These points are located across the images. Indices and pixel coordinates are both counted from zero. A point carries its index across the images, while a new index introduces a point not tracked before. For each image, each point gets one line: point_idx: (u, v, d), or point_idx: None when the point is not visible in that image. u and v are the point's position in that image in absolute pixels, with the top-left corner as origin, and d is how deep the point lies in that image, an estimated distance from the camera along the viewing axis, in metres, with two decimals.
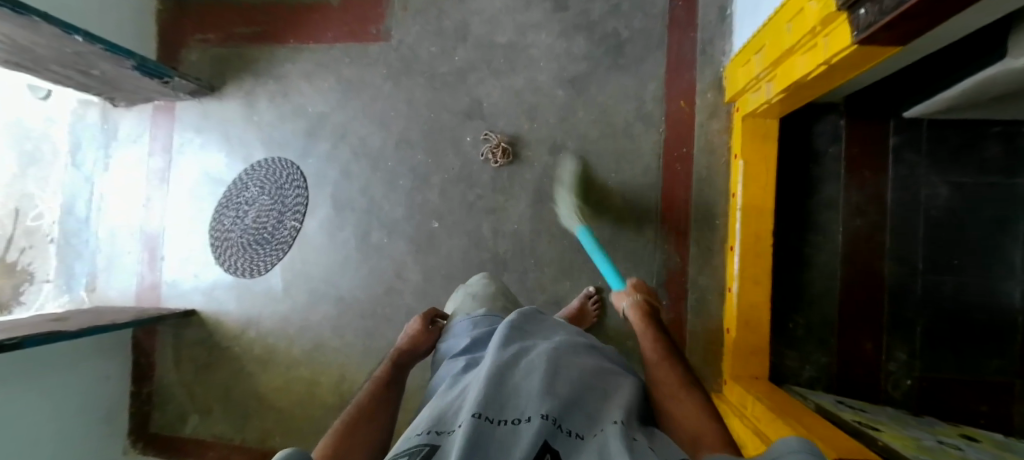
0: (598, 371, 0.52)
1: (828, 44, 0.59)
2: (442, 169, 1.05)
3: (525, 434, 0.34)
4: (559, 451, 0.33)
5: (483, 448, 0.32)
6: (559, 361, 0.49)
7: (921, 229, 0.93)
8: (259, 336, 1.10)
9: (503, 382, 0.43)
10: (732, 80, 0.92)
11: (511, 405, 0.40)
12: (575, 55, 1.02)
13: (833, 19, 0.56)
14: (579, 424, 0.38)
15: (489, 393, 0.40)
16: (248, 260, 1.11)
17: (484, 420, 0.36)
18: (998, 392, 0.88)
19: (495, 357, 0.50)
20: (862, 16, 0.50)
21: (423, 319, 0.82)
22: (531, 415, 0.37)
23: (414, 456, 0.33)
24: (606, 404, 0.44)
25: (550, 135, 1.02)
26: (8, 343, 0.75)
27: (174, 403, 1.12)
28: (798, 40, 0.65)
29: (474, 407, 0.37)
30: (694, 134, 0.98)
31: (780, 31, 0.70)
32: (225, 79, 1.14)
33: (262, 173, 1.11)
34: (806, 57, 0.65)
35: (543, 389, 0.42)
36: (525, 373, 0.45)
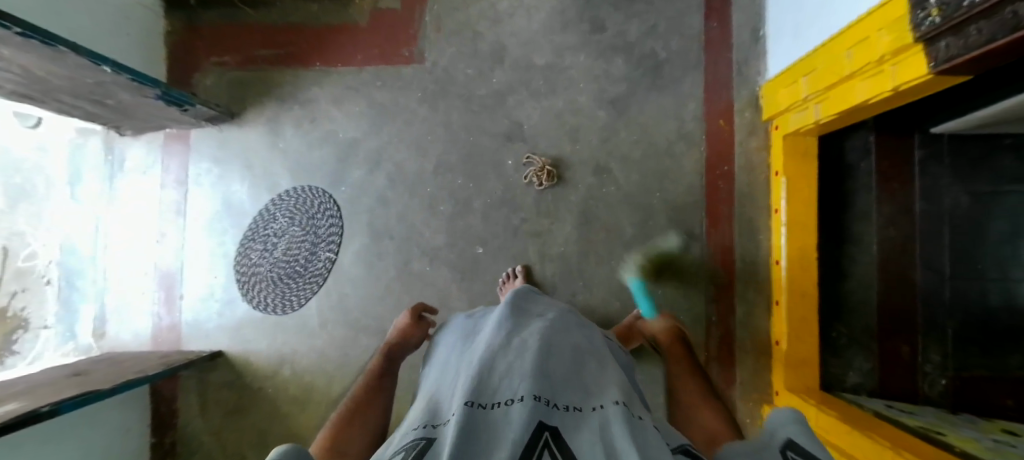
0: (583, 347, 0.56)
1: (898, 72, 0.58)
2: (485, 193, 1.03)
3: (515, 415, 0.36)
4: (557, 427, 0.36)
5: (477, 433, 0.34)
6: (548, 341, 0.53)
7: (947, 238, 0.97)
8: (294, 374, 1.04)
9: (496, 367, 0.46)
10: (771, 99, 0.94)
11: (504, 386, 0.43)
12: (614, 76, 1.02)
13: (906, 50, 0.54)
14: (563, 396, 0.42)
15: (483, 380, 0.43)
16: (278, 296, 1.05)
17: (478, 407, 0.38)
18: (1020, 386, 0.89)
19: (488, 345, 0.53)
20: (941, 49, 0.47)
21: (411, 314, 0.84)
22: (522, 396, 0.40)
23: (414, 446, 0.35)
24: (597, 377, 0.49)
25: (593, 156, 1.02)
26: (45, 410, 0.70)
27: (202, 451, 1.05)
28: (861, 67, 0.64)
29: (467, 396, 0.40)
30: (734, 153, 1.01)
31: (838, 59, 0.70)
32: (244, 105, 1.08)
33: (290, 202, 1.06)
34: (867, 83, 0.65)
35: (534, 367, 0.45)
36: (516, 355, 0.49)
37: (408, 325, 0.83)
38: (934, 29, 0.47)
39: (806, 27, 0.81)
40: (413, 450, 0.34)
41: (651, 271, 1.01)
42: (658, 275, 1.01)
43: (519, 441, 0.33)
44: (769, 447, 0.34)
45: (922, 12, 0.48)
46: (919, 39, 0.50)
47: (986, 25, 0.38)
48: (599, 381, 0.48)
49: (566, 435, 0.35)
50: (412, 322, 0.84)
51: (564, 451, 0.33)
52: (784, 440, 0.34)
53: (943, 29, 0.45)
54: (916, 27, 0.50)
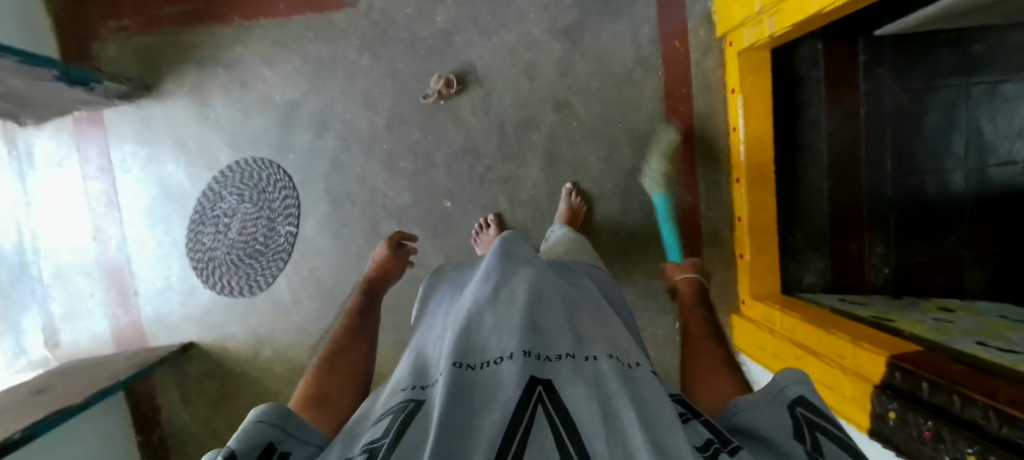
0: (574, 297, 0.54)
1: None
2: (445, 145, 0.98)
3: (507, 374, 0.36)
4: (551, 380, 0.35)
5: (469, 395, 0.34)
6: (537, 289, 0.50)
7: (890, 135, 1.04)
8: (276, 354, 1.02)
9: (481, 325, 0.45)
10: (724, 13, 0.92)
11: (492, 343, 0.42)
12: (565, 3, 0.96)
13: None
14: (553, 346, 0.41)
15: (470, 341, 0.42)
16: (243, 278, 1.00)
17: (466, 368, 0.37)
18: (955, 265, 1.05)
19: (474, 301, 0.50)
20: None
21: (389, 245, 0.82)
22: (512, 352, 0.39)
23: (403, 408, 0.35)
24: (589, 324, 0.48)
25: (552, 92, 0.98)
26: (16, 437, 0.67)
27: (195, 442, 1.03)
28: None
29: (454, 357, 0.39)
30: (691, 75, 1.00)
31: None
32: (160, 75, 0.96)
33: (236, 178, 0.98)
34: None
35: (523, 323, 0.43)
36: (503, 312, 0.46)
37: (385, 256, 0.82)
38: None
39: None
40: (402, 414, 0.33)
41: (620, 203, 1.03)
42: (628, 206, 1.03)
43: (510, 401, 0.32)
44: (779, 401, 0.36)
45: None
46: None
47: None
48: (589, 329, 0.47)
49: (559, 385, 0.34)
50: (388, 252, 0.82)
51: (558, 406, 0.32)
52: (794, 394, 0.36)
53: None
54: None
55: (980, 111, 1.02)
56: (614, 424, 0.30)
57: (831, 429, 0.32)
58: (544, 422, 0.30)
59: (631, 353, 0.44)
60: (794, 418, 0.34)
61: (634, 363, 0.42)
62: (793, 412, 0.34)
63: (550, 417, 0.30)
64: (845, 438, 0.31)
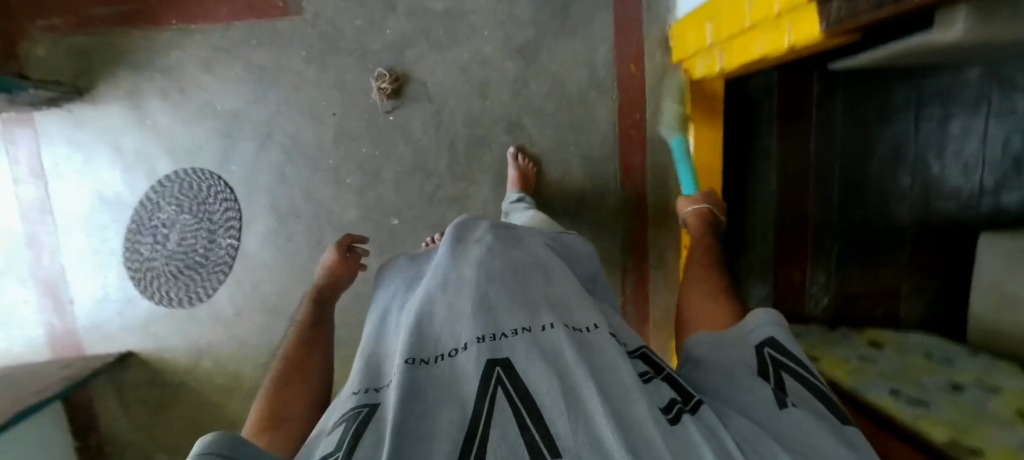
0: (528, 264, 0.56)
1: (793, 29, 0.58)
2: (394, 161, 0.96)
3: (462, 368, 0.38)
4: (509, 359, 0.38)
5: (422, 392, 0.36)
6: (485, 270, 0.51)
7: (837, 166, 1.06)
8: (216, 365, 1.01)
9: (434, 315, 0.47)
10: (679, 40, 0.90)
11: (444, 335, 0.44)
12: (521, 20, 0.94)
13: (800, 6, 0.54)
14: (508, 321, 0.43)
15: (423, 335, 0.44)
16: (182, 289, 0.98)
17: (420, 363, 0.40)
18: (889, 296, 1.11)
19: (427, 291, 0.52)
20: (833, 10, 0.48)
21: (338, 250, 0.79)
22: (466, 344, 0.41)
23: (355, 415, 0.35)
24: (539, 292, 0.50)
25: (505, 112, 0.97)
26: None
27: (134, 449, 1.04)
28: (759, 20, 0.63)
29: (405, 353, 0.41)
30: (645, 98, 0.99)
31: (739, 8, 0.68)
32: (93, 77, 0.92)
33: (174, 188, 0.95)
34: (768, 35, 0.65)
35: (473, 308, 0.45)
36: (454, 298, 0.48)
37: (336, 264, 0.79)
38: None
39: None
40: (354, 421, 0.34)
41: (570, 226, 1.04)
42: (576, 228, 1.04)
43: (470, 394, 0.35)
44: (748, 339, 0.47)
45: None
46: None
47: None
48: (537, 292, 0.50)
49: (517, 365, 0.37)
50: (339, 258, 0.79)
51: (517, 386, 0.34)
52: (764, 334, 0.46)
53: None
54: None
55: (926, 146, 1.05)
56: (574, 400, 0.33)
57: (794, 367, 0.43)
58: (510, 413, 0.32)
59: (586, 317, 0.46)
60: (762, 356, 0.45)
61: (591, 328, 0.44)
62: (762, 351, 0.45)
63: (511, 399, 0.33)
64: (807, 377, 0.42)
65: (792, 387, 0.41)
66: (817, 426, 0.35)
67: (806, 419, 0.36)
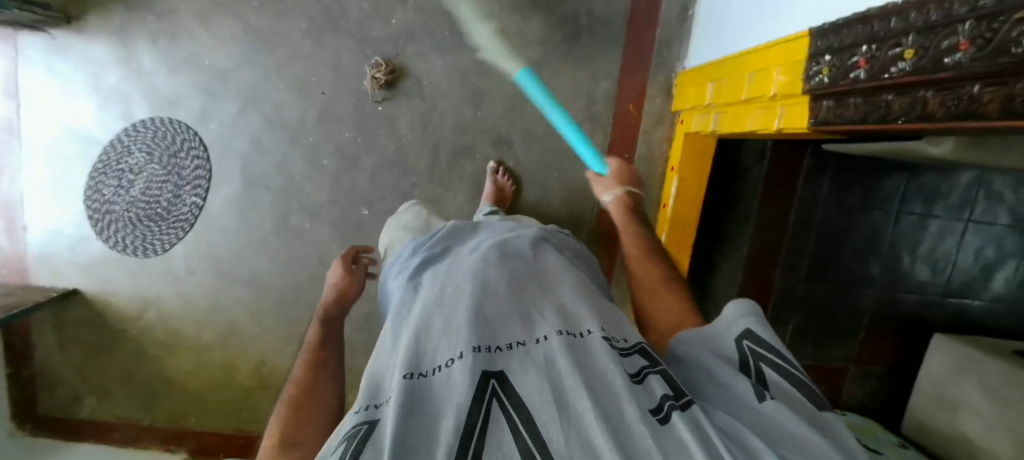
0: (538, 269, 0.48)
1: (783, 113, 0.57)
2: (375, 151, 0.95)
3: (456, 379, 0.31)
4: (504, 372, 0.31)
5: (417, 416, 0.29)
6: (483, 274, 0.44)
7: (812, 243, 1.05)
8: (162, 317, 1.02)
9: (430, 326, 0.38)
10: (682, 92, 0.90)
11: (439, 342, 0.36)
12: (528, 38, 0.93)
13: (793, 95, 0.54)
14: (502, 333, 0.37)
15: (420, 339, 0.37)
16: (140, 238, 0.97)
17: (419, 379, 0.32)
18: (837, 375, 1.12)
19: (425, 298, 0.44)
20: (821, 109, 0.48)
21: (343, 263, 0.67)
22: (463, 351, 0.33)
23: (354, 436, 0.28)
24: (538, 299, 0.42)
25: (495, 125, 0.96)
26: None
27: (65, 384, 1.04)
28: (756, 95, 0.62)
29: (404, 367, 0.33)
30: (637, 140, 0.98)
31: (740, 79, 0.67)
32: (84, 8, 0.89)
33: (146, 136, 0.93)
34: (760, 112, 0.64)
35: (469, 317, 0.37)
36: (452, 306, 0.40)
37: (342, 278, 0.66)
38: (827, 91, 0.46)
39: (731, 20, 0.73)
40: (356, 443, 0.27)
41: None
42: None
43: (462, 402, 0.28)
44: (726, 335, 0.40)
45: (817, 69, 0.47)
46: (807, 90, 0.49)
47: (896, 101, 0.35)
48: (542, 300, 0.42)
49: (512, 375, 0.31)
50: (345, 272, 0.67)
51: (513, 397, 0.29)
52: (741, 327, 0.40)
53: (828, 91, 0.45)
54: (809, 79, 0.49)
55: (901, 239, 1.05)
56: (566, 405, 0.28)
57: (777, 361, 0.36)
58: (500, 420, 0.27)
59: (582, 320, 0.39)
60: (740, 351, 0.38)
61: (585, 332, 0.37)
62: (741, 346, 0.38)
63: (507, 414, 0.27)
64: (789, 371, 0.36)
65: (774, 383, 0.35)
66: (804, 424, 0.29)
67: (789, 414, 0.30)
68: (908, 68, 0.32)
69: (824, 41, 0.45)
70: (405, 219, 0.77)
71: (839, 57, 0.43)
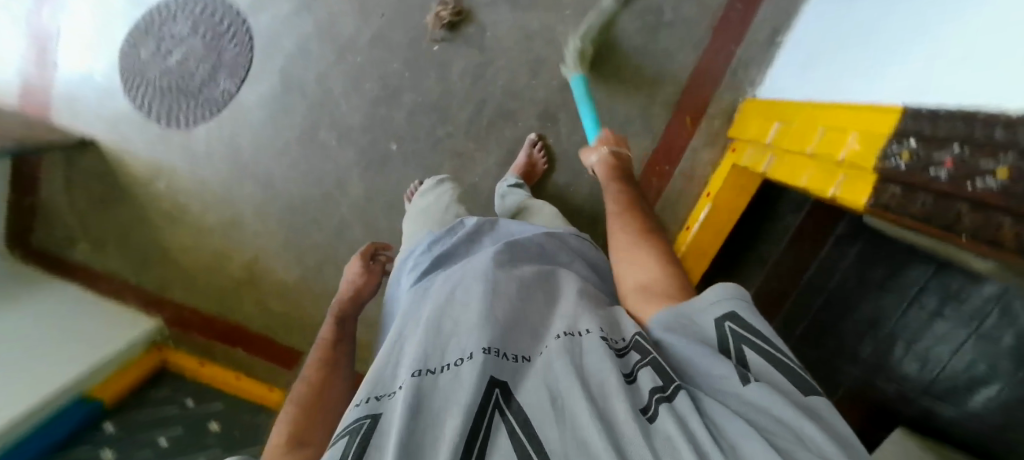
0: (549, 279, 0.45)
1: (844, 183, 0.55)
2: (419, 89, 0.92)
3: (464, 381, 0.30)
4: (507, 383, 0.31)
5: (420, 418, 0.28)
6: (493, 279, 0.41)
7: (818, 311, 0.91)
8: (169, 190, 1.03)
9: (440, 325, 0.36)
10: (744, 118, 0.86)
11: (450, 339, 0.35)
12: (605, 17, 0.88)
13: (862, 169, 0.51)
14: (515, 340, 0.35)
15: (430, 336, 0.35)
16: (168, 109, 0.98)
17: (426, 376, 0.31)
18: None
19: (439, 293, 0.42)
20: (887, 193, 0.46)
21: (360, 259, 0.66)
22: (472, 353, 0.32)
23: (357, 431, 0.29)
24: (546, 314, 0.40)
25: (546, 98, 0.91)
26: None
27: (62, 225, 1.09)
28: (822, 156, 0.60)
29: (414, 363, 0.32)
30: (682, 155, 0.94)
31: (809, 134, 0.65)
32: None
33: (195, 12, 0.95)
34: (817, 172, 0.62)
35: (480, 317, 0.36)
36: (463, 306, 0.38)
37: (361, 275, 0.65)
38: (901, 177, 0.44)
39: (824, 61, 0.68)
40: (357, 442, 0.28)
41: None
42: None
43: (464, 404, 0.28)
44: (704, 313, 0.33)
45: (896, 152, 0.45)
46: (879, 171, 0.47)
47: (968, 214, 0.33)
48: (547, 317, 0.39)
49: (517, 388, 0.30)
50: (363, 270, 0.65)
51: (514, 407, 0.28)
52: (724, 308, 0.32)
53: (902, 178, 0.43)
54: (885, 159, 0.47)
55: None
56: (563, 408, 0.28)
57: (763, 345, 0.30)
58: (501, 430, 0.27)
59: (582, 319, 0.36)
60: (720, 333, 0.31)
61: (584, 331, 0.34)
62: (720, 327, 0.31)
63: (510, 426, 0.27)
64: (774, 352, 0.30)
65: (760, 368, 0.29)
66: (791, 407, 0.24)
67: (776, 401, 0.25)
68: (990, 187, 0.29)
69: (914, 124, 0.43)
70: (428, 200, 0.75)
71: (924, 146, 0.40)
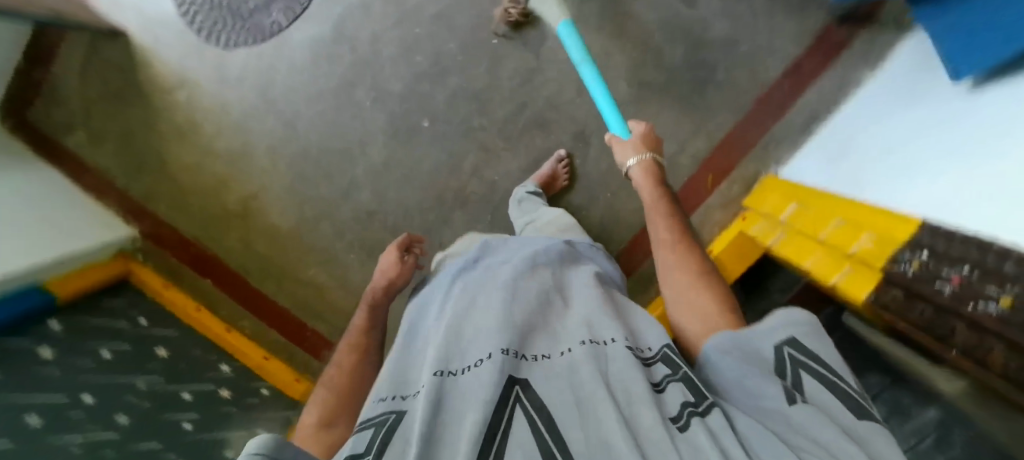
0: (570, 288, 0.51)
1: (845, 274, 0.60)
2: (466, 77, 0.94)
3: (484, 376, 0.34)
4: (527, 380, 0.36)
5: (442, 410, 0.33)
6: (515, 291, 0.47)
7: None
8: (189, 103, 1.02)
9: (462, 331, 0.43)
10: (761, 193, 0.90)
11: (469, 345, 0.41)
12: (660, 61, 0.91)
13: (865, 266, 0.56)
14: (539, 346, 0.41)
15: (446, 342, 0.41)
16: (213, 26, 0.99)
17: (447, 376, 0.37)
18: None
19: (465, 302, 0.48)
20: (889, 296, 0.50)
21: (394, 250, 0.69)
22: (491, 353, 0.37)
23: (384, 422, 0.35)
24: (563, 318, 0.46)
25: (583, 119, 0.93)
26: None
27: (65, 108, 1.05)
28: (830, 245, 0.64)
29: (436, 362, 0.38)
30: (697, 211, 0.96)
31: (823, 220, 0.69)
32: None
33: None
34: (823, 258, 0.65)
35: (499, 321, 0.41)
36: (484, 315, 0.44)
37: (392, 267, 0.68)
38: (905, 283, 0.48)
39: (847, 155, 0.74)
40: (383, 431, 0.34)
41: None
42: None
43: (488, 398, 0.32)
44: (762, 336, 0.36)
45: (907, 260, 0.49)
46: (886, 272, 0.51)
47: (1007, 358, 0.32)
48: (565, 325, 0.44)
49: (534, 383, 0.35)
50: (396, 261, 0.69)
51: (535, 400, 0.33)
52: (783, 331, 0.35)
53: (904, 283, 0.48)
54: (894, 263, 0.51)
55: None
56: (588, 411, 0.31)
57: (820, 372, 0.32)
58: (520, 420, 0.31)
59: (604, 328, 0.41)
60: (778, 356, 0.34)
61: (608, 340, 0.39)
62: (779, 351, 0.34)
63: (529, 415, 0.31)
64: (834, 378, 0.32)
65: (815, 395, 0.31)
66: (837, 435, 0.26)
67: (824, 427, 0.27)
68: (996, 313, 0.34)
69: (930, 239, 0.47)
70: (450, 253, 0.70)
71: (935, 260, 0.45)
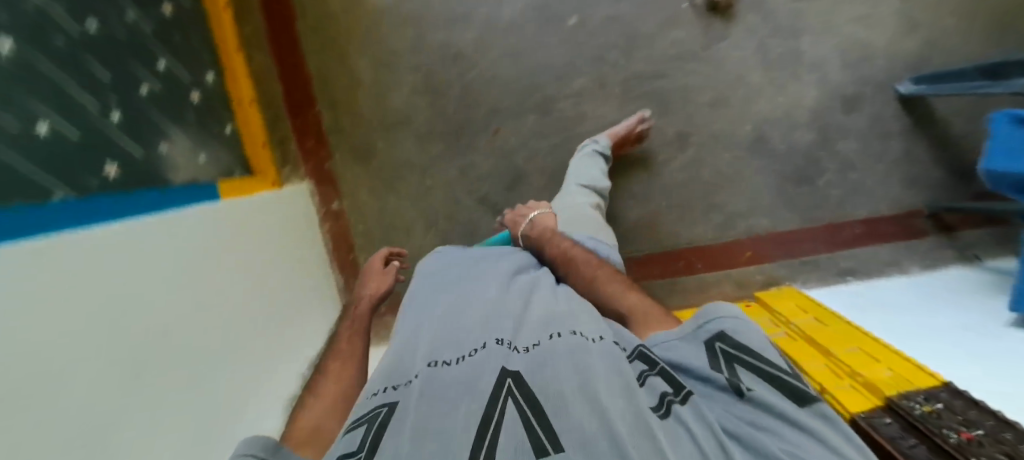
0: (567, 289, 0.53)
1: (842, 387, 0.63)
2: (634, 13, 0.90)
3: (481, 372, 0.36)
4: (521, 373, 0.35)
5: (433, 402, 0.33)
6: (506, 297, 0.50)
7: None
8: None
9: (454, 326, 0.45)
10: (779, 297, 0.91)
11: (466, 338, 0.42)
12: (790, 132, 0.91)
13: (873, 392, 0.60)
14: (524, 336, 0.41)
15: (444, 337, 0.43)
16: None
17: (441, 366, 0.38)
18: None
19: (452, 303, 0.51)
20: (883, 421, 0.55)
21: (378, 262, 0.76)
22: (485, 344, 0.40)
23: (375, 415, 0.34)
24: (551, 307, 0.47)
25: (695, 126, 0.92)
26: None
27: None
28: (841, 360, 0.67)
29: (429, 357, 0.40)
30: (715, 271, 0.97)
31: (840, 342, 0.72)
32: None
33: None
34: (823, 368, 0.68)
35: (481, 322, 0.45)
36: (478, 314, 0.47)
37: (376, 274, 0.75)
38: (908, 417, 0.53)
39: (875, 310, 0.82)
40: (377, 421, 0.33)
41: None
42: None
43: (483, 395, 0.32)
44: (701, 334, 0.40)
45: (918, 401, 0.55)
46: (890, 402, 0.56)
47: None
48: (534, 315, 0.45)
49: (528, 376, 0.34)
50: (381, 271, 0.76)
51: (528, 394, 0.32)
52: (717, 329, 0.40)
53: (908, 418, 0.53)
54: (903, 399, 0.56)
55: None
56: (592, 395, 0.30)
57: (755, 359, 0.36)
58: (510, 414, 0.30)
59: (589, 327, 0.41)
60: (712, 353, 0.38)
61: (596, 337, 0.39)
62: (714, 348, 0.38)
63: (521, 407, 0.30)
64: (769, 367, 0.36)
65: (762, 383, 0.35)
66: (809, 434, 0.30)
67: (790, 417, 0.32)
68: None
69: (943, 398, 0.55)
70: None
71: (948, 413, 0.52)
